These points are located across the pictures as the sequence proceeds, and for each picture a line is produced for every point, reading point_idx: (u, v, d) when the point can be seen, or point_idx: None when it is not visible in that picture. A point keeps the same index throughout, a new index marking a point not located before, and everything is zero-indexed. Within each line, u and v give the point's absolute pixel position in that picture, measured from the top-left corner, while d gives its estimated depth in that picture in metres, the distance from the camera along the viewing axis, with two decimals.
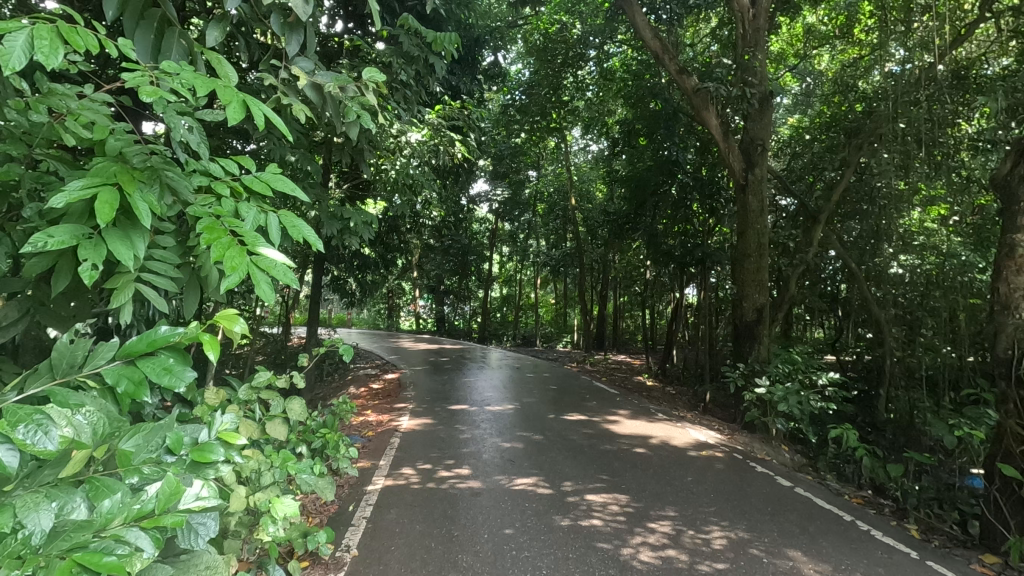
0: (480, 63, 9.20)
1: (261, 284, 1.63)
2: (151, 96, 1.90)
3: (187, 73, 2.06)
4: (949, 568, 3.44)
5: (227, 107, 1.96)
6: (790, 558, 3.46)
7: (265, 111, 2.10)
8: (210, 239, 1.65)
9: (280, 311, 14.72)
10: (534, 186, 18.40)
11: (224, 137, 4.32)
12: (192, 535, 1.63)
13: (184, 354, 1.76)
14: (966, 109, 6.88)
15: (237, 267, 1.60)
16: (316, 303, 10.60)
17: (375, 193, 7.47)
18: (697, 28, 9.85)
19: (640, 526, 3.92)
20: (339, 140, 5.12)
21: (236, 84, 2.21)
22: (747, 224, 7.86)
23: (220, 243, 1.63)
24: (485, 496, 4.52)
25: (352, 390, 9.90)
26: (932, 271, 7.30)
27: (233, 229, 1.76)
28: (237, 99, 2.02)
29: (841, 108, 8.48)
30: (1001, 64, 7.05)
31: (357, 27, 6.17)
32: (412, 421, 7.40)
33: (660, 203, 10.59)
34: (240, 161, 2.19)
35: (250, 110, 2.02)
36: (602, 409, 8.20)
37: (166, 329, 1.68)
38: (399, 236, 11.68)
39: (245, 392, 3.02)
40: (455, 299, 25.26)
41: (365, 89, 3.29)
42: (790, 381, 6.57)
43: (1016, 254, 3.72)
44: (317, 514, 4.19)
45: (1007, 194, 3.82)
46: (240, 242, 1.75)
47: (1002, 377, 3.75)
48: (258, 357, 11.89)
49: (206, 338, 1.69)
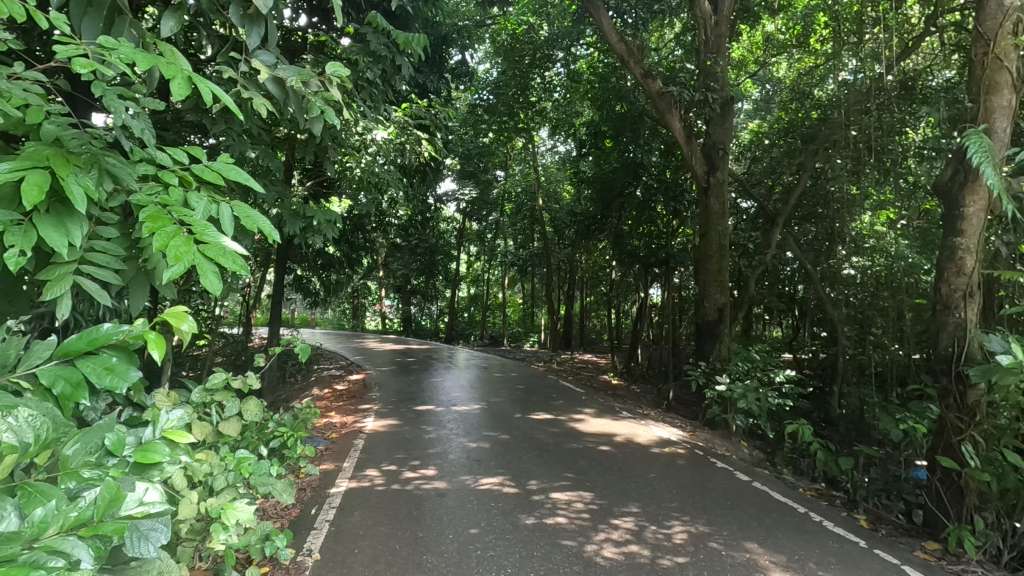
0: (448, 61, 9.16)
1: (208, 275, 1.57)
2: (85, 68, 1.84)
3: (126, 48, 1.98)
4: (895, 555, 3.60)
5: (171, 83, 1.93)
6: (747, 550, 3.57)
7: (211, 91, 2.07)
8: (154, 228, 1.60)
9: (241, 311, 14.31)
10: (501, 186, 18.38)
11: (180, 131, 4.18)
12: (142, 543, 1.51)
13: (129, 354, 1.69)
14: (912, 118, 7.21)
15: (182, 256, 1.54)
16: (279, 303, 10.35)
17: (340, 191, 7.35)
18: (661, 32, 10.03)
19: (604, 523, 3.98)
20: (302, 137, 5.02)
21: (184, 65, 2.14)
22: (709, 226, 8.06)
23: (164, 232, 1.59)
24: (451, 496, 4.51)
25: (315, 391, 9.71)
26: (881, 273, 7.73)
27: (180, 219, 1.70)
28: (181, 75, 1.99)
29: (798, 115, 8.77)
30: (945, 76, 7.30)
31: (321, 22, 6.06)
32: (377, 422, 7.31)
33: (626, 204, 10.77)
34: (191, 151, 2.13)
35: (195, 87, 1.99)
36: (568, 408, 8.28)
37: (109, 327, 1.63)
38: (365, 235, 11.52)
39: (199, 394, 2.97)
40: (422, 298, 25.05)
41: (328, 84, 3.23)
42: (748, 379, 6.77)
43: (956, 257, 3.93)
44: (278, 519, 4.10)
45: (948, 199, 4.03)
46: (188, 233, 1.69)
47: (943, 373, 3.96)
48: (217, 358, 11.53)
49: (152, 336, 1.64)
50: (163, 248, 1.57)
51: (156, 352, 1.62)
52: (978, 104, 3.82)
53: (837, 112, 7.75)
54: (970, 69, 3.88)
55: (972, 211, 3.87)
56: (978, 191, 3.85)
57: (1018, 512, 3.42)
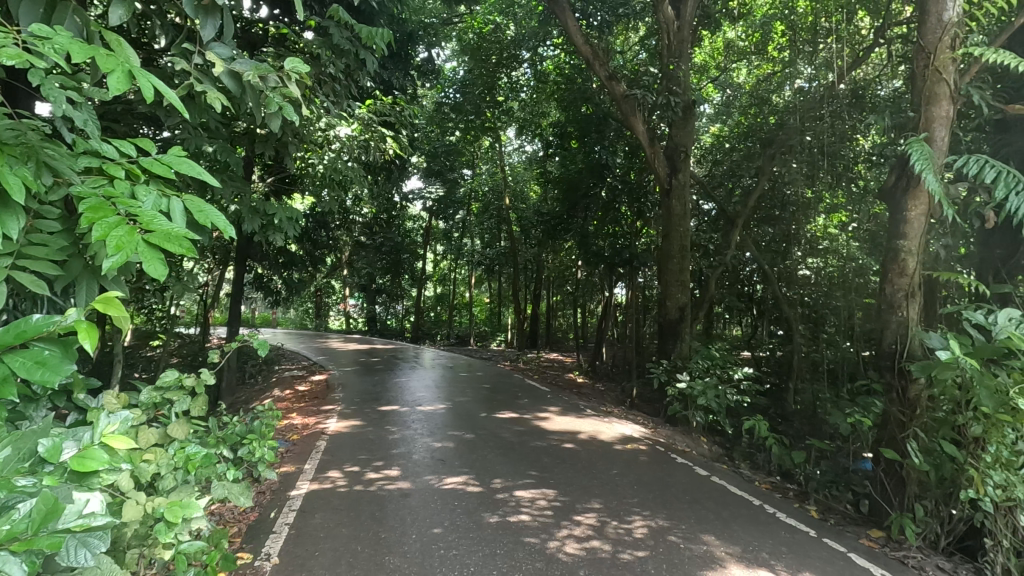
0: (414, 58, 9.09)
1: (154, 263, 1.53)
2: (13, 58, 1.76)
3: (60, 37, 1.88)
4: (842, 543, 3.77)
5: (108, 77, 1.86)
6: (704, 542, 3.68)
7: (154, 83, 2.00)
8: (93, 218, 1.55)
9: (198, 311, 13.86)
10: (468, 185, 18.33)
11: (131, 123, 4.02)
12: (82, 551, 1.46)
13: (64, 348, 1.65)
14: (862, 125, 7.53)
15: (122, 246, 1.48)
16: (238, 302, 10.06)
17: (303, 188, 7.20)
18: (626, 36, 10.17)
19: (567, 519, 4.03)
20: (262, 132, 4.90)
21: (129, 55, 2.06)
22: (671, 226, 8.22)
23: (104, 222, 1.53)
24: (415, 497, 4.48)
25: (276, 392, 9.49)
26: (834, 273, 8.16)
27: (125, 209, 1.65)
28: (120, 69, 1.92)
29: (757, 119, 9.04)
30: (893, 85, 7.51)
31: (283, 14, 5.92)
32: (340, 423, 7.20)
33: (591, 205, 10.90)
34: (139, 143, 2.07)
35: (136, 81, 1.93)
36: (534, 406, 8.33)
37: (37, 320, 1.58)
38: (328, 232, 11.31)
39: (149, 394, 2.86)
40: (388, 298, 24.76)
41: (288, 79, 3.16)
42: (708, 376, 6.96)
43: (900, 258, 4.13)
44: (235, 523, 4.00)
45: (892, 203, 4.23)
46: (133, 222, 1.63)
47: (887, 369, 4.16)
48: (173, 360, 11.14)
49: (82, 328, 1.56)
50: (105, 238, 1.51)
51: (86, 344, 1.55)
52: (919, 114, 4.03)
53: (794, 118, 8.04)
54: (912, 80, 4.08)
55: (914, 215, 4.07)
56: (919, 196, 4.06)
57: (954, 500, 3.63)
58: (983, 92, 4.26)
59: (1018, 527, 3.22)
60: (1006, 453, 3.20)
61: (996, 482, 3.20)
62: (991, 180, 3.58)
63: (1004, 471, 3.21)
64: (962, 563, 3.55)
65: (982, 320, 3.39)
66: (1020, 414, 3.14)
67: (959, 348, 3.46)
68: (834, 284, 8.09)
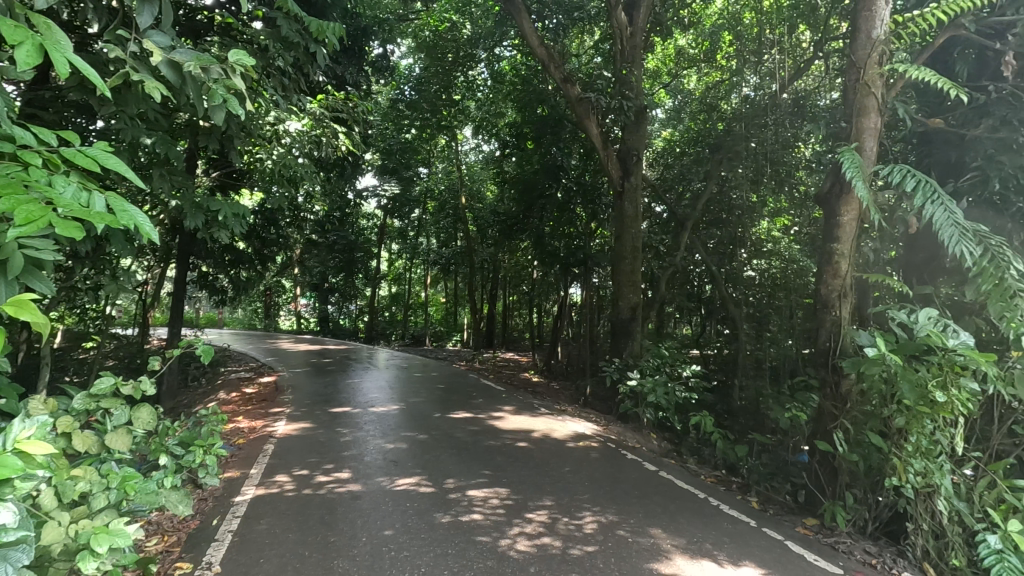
0: (368, 53, 8.94)
1: (68, 229, 1.49)
2: None
3: None
4: (779, 532, 3.96)
5: (19, 50, 1.77)
6: (651, 535, 3.79)
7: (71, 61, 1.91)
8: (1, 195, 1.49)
9: (136, 311, 13.19)
10: (424, 184, 18.17)
11: (61, 112, 3.80)
12: None
13: None
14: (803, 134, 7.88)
15: (31, 219, 1.43)
16: (180, 301, 9.64)
17: (251, 184, 6.98)
18: (582, 39, 10.31)
19: (518, 517, 4.07)
20: (206, 125, 4.71)
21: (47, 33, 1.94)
22: (624, 228, 8.39)
23: (12, 197, 1.47)
24: (366, 499, 4.42)
25: (222, 395, 9.14)
26: (777, 275, 8.53)
27: (38, 193, 1.58)
28: (31, 41, 1.82)
29: (705, 125, 9.32)
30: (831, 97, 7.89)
31: (230, 2, 5.72)
32: (289, 425, 7.01)
33: (546, 206, 11.01)
34: (60, 132, 1.96)
35: (49, 56, 1.83)
36: (489, 406, 8.35)
37: None
38: (278, 230, 10.98)
39: (81, 401, 2.73)
40: (341, 297, 24.25)
41: (232, 72, 3.05)
42: (658, 373, 7.15)
43: (833, 261, 4.36)
44: (174, 532, 3.84)
45: (827, 208, 4.47)
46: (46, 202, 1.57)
47: (822, 365, 4.40)
48: (108, 362, 10.56)
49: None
50: (12, 213, 1.45)
51: None
52: (851, 125, 4.27)
53: (740, 125, 8.31)
54: (845, 94, 4.33)
55: (846, 220, 4.32)
56: (851, 202, 4.31)
57: (880, 487, 3.88)
58: (908, 106, 4.56)
59: (936, 511, 3.48)
60: (925, 443, 3.46)
61: (916, 470, 3.45)
62: (913, 188, 3.85)
63: (924, 459, 3.46)
64: (887, 546, 3.80)
65: (905, 319, 3.63)
66: (937, 406, 3.39)
67: (885, 345, 3.69)
68: (777, 285, 8.46)
